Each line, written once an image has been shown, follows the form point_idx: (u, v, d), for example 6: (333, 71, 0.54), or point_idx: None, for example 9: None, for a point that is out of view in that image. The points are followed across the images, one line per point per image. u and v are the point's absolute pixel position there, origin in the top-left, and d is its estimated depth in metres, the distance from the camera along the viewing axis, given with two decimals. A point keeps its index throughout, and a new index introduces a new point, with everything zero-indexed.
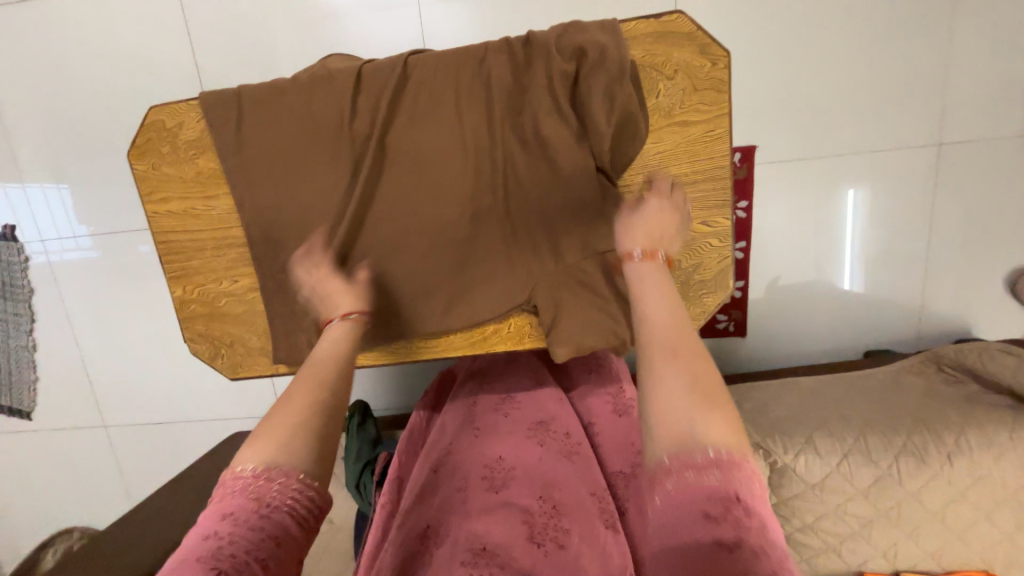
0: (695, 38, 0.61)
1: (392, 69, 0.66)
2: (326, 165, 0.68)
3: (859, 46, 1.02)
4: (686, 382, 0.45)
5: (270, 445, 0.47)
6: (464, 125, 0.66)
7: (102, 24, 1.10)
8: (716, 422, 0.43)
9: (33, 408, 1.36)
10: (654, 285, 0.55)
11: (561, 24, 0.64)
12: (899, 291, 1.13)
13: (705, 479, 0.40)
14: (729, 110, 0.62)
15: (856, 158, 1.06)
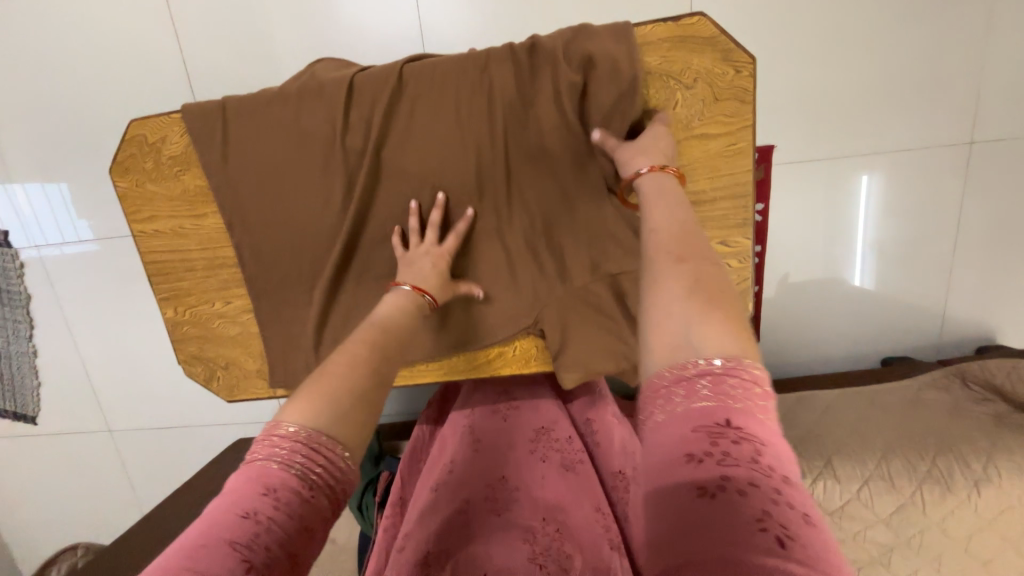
0: (717, 43, 0.56)
1: (386, 77, 0.61)
2: (318, 182, 0.64)
3: (889, 36, 0.95)
4: (688, 290, 0.40)
5: (317, 418, 0.45)
6: (466, 137, 0.61)
7: (86, 20, 1.05)
8: (713, 327, 0.38)
9: (37, 414, 1.35)
10: (662, 191, 0.49)
11: (570, 28, 0.58)
12: (921, 297, 1.08)
13: (696, 404, 0.35)
14: (753, 123, 0.57)
15: (881, 158, 1.01)
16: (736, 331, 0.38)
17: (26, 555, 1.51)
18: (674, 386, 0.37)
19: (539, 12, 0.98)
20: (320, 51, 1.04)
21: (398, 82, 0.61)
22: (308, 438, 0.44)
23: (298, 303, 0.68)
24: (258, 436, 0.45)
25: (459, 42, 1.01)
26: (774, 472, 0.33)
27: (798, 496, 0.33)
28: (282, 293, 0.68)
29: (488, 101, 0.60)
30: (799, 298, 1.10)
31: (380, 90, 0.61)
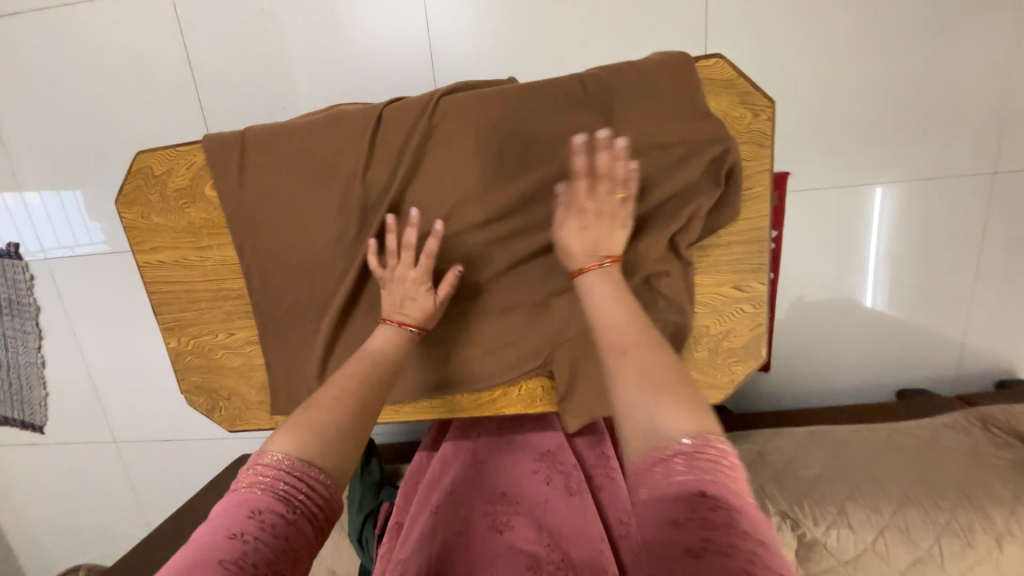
0: (735, 86, 0.57)
1: (415, 111, 0.60)
2: (335, 213, 0.62)
3: (911, 63, 0.92)
4: (639, 375, 0.45)
5: (303, 443, 0.45)
6: (487, 172, 0.60)
7: (98, 38, 1.05)
8: (675, 411, 0.42)
9: (45, 424, 1.36)
10: (610, 289, 0.53)
11: (604, 70, 0.59)
12: (940, 329, 1.06)
13: (673, 478, 0.39)
14: (769, 166, 0.58)
15: (900, 186, 0.98)
16: (699, 410, 0.42)
17: (30, 562, 1.52)
18: (652, 467, 0.40)
19: (552, 33, 0.97)
20: (328, 69, 1.03)
21: (424, 112, 0.60)
22: (291, 461, 0.44)
23: (304, 333, 0.67)
24: (243, 466, 0.45)
25: (469, 63, 1.00)
26: (750, 535, 0.35)
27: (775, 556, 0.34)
28: (289, 323, 0.67)
29: (512, 136, 0.59)
30: (811, 327, 1.08)
31: (406, 120, 0.61)
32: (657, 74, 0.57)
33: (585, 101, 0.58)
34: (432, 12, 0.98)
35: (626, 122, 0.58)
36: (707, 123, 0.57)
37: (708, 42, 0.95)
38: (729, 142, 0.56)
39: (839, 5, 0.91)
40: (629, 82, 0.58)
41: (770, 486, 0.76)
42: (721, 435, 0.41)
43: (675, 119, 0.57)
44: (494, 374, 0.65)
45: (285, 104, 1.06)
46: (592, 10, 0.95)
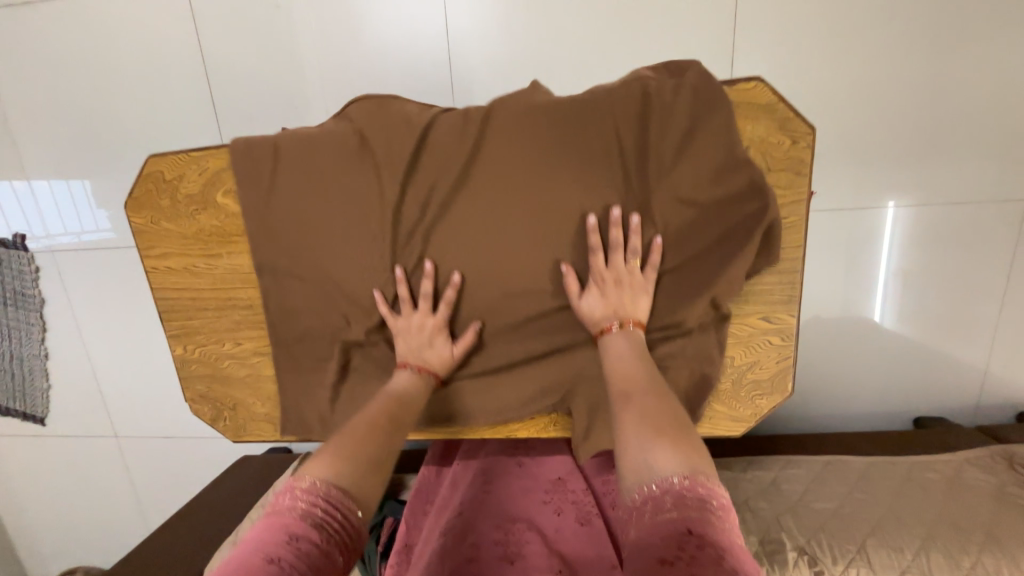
0: (775, 111, 0.55)
1: (452, 139, 0.58)
2: (360, 239, 0.60)
3: (947, 86, 0.90)
4: (639, 417, 0.47)
5: (336, 473, 0.47)
6: (516, 212, 0.58)
7: (111, 29, 1.03)
8: (669, 452, 0.43)
9: (46, 415, 1.35)
10: (632, 348, 0.55)
11: (655, 108, 0.56)
12: (961, 358, 1.03)
13: (661, 517, 0.39)
14: (807, 195, 0.56)
15: (927, 211, 0.95)
16: (692, 451, 0.44)
17: (27, 552, 1.51)
18: (643, 505, 0.41)
19: (573, 41, 0.94)
20: (343, 70, 1.01)
21: (456, 146, 0.58)
22: (327, 491, 0.45)
23: (314, 354, 0.65)
24: (279, 489, 0.45)
25: (487, 68, 0.98)
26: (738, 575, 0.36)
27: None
28: (300, 344, 0.65)
29: (544, 175, 0.57)
30: (826, 350, 1.05)
31: (435, 152, 0.58)
32: (711, 118, 0.55)
33: (624, 145, 0.56)
34: (450, 14, 0.95)
35: (673, 165, 0.55)
36: (748, 178, 0.54)
37: (734, 54, 0.92)
38: (771, 201, 0.54)
39: (875, 22, 0.88)
40: (674, 128, 0.55)
41: (786, 518, 0.75)
42: (714, 477, 0.42)
43: (717, 171, 0.55)
44: (510, 412, 0.64)
45: (297, 102, 1.03)
46: (616, 17, 0.92)
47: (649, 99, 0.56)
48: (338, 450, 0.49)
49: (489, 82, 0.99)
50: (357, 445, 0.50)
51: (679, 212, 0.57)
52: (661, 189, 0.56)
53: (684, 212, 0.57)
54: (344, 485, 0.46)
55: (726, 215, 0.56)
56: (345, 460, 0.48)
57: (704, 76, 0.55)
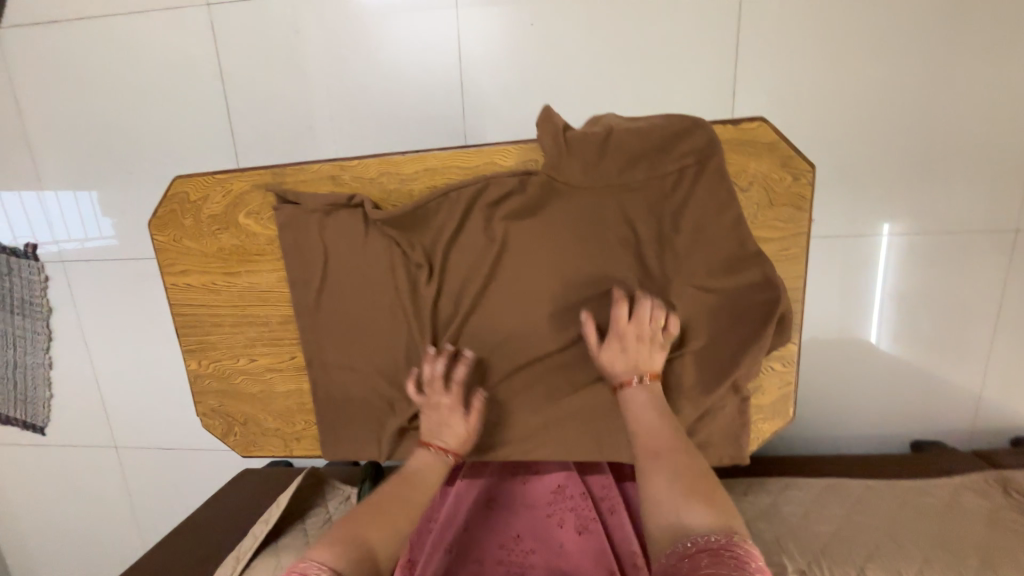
0: (777, 149, 0.60)
1: (490, 226, 0.64)
2: (403, 312, 0.65)
3: (937, 119, 0.94)
4: (672, 477, 0.51)
5: (331, 552, 0.49)
6: (546, 297, 0.64)
7: (133, 48, 1.07)
8: (700, 511, 0.48)
9: (46, 424, 1.35)
10: (650, 402, 0.59)
11: (679, 204, 0.61)
12: (955, 383, 1.05)
13: (697, 571, 0.41)
14: (807, 228, 0.61)
15: (920, 238, 0.99)
16: (721, 511, 0.48)
17: (18, 564, 1.49)
18: (678, 561, 0.44)
19: (580, 68, 0.98)
20: (356, 90, 1.04)
21: (491, 236, 0.64)
22: (318, 568, 0.47)
23: (347, 414, 0.68)
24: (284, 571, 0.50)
25: (496, 92, 1.01)
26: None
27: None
28: (343, 417, 0.68)
29: (570, 264, 0.63)
30: (824, 373, 1.07)
31: (472, 242, 0.64)
32: (728, 215, 0.60)
33: (646, 238, 0.61)
34: (462, 40, 0.99)
35: (691, 256, 0.61)
36: (761, 272, 0.59)
37: (735, 83, 0.96)
38: (781, 294, 0.59)
39: (868, 58, 0.92)
40: (692, 224, 0.61)
41: (787, 541, 0.76)
42: (750, 541, 0.45)
43: (730, 263, 0.60)
44: None
45: (310, 119, 1.06)
46: (623, 46, 0.96)
47: (671, 197, 0.61)
48: (336, 535, 0.52)
49: (497, 105, 1.02)
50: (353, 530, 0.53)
51: (697, 298, 0.61)
52: (679, 279, 0.62)
53: (702, 299, 0.61)
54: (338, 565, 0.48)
55: (742, 302, 0.61)
56: (341, 544, 0.51)
57: (721, 176, 0.59)
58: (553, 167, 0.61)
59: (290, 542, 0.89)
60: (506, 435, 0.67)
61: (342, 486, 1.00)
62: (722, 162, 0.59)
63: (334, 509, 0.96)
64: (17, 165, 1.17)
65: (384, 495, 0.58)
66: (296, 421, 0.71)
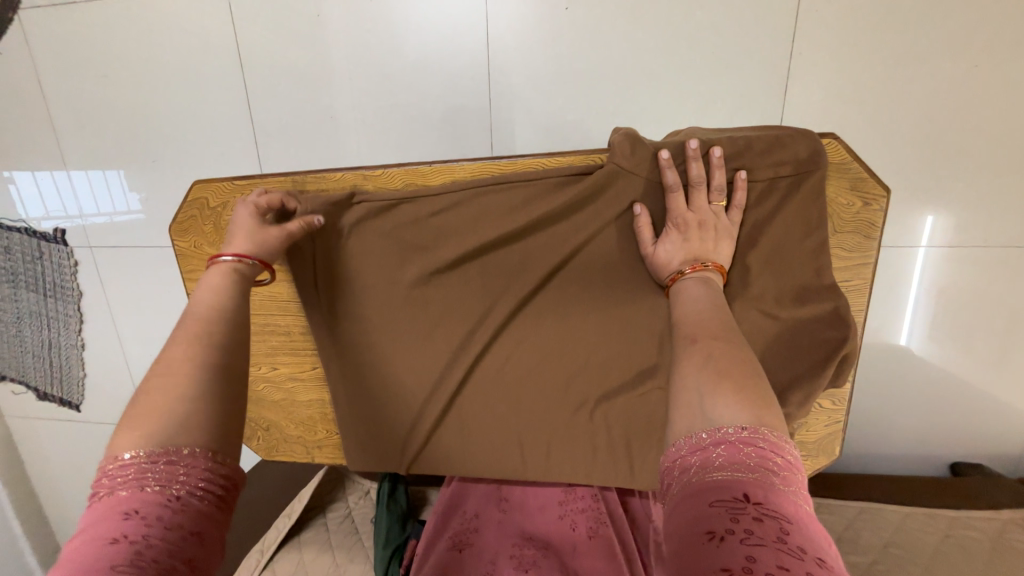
0: (847, 171, 0.54)
1: (522, 222, 0.59)
2: (439, 307, 0.64)
3: (1019, 120, 0.83)
4: (703, 362, 0.44)
5: (153, 425, 0.42)
6: (588, 304, 0.61)
7: (152, 31, 1.04)
8: (729, 403, 0.40)
9: (81, 402, 1.40)
10: (708, 295, 0.50)
11: (760, 216, 0.54)
12: (1008, 407, 0.99)
13: (711, 473, 0.37)
14: (873, 259, 0.57)
15: (985, 251, 0.90)
16: (758, 403, 0.40)
17: (62, 530, 1.58)
18: (690, 455, 0.39)
19: (617, 57, 0.91)
20: (380, 81, 0.99)
21: (523, 236, 0.60)
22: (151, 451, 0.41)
23: (378, 411, 0.68)
24: (95, 478, 0.41)
25: (528, 84, 0.95)
26: (805, 554, 0.33)
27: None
28: (376, 417, 0.68)
29: (608, 284, 0.60)
30: (863, 390, 1.03)
31: (507, 238, 0.60)
32: (808, 239, 0.54)
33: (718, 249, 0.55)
34: (492, 27, 0.93)
35: (758, 279, 0.55)
36: (832, 306, 0.54)
37: (789, 77, 0.87)
38: (851, 333, 0.54)
39: (948, 50, 0.82)
40: (769, 243, 0.54)
41: None
42: (781, 429, 0.40)
43: (798, 292, 0.55)
44: (571, 476, 0.66)
45: (333, 111, 1.03)
46: (664, 36, 0.89)
47: (750, 210, 0.54)
48: (156, 401, 0.43)
49: (524, 98, 0.96)
50: (171, 388, 0.44)
51: (757, 324, 0.56)
52: (745, 302, 0.55)
53: (760, 328, 0.56)
54: (174, 430, 0.42)
55: (802, 336, 0.56)
56: (157, 415, 0.42)
57: (815, 197, 0.53)
58: (596, 182, 0.56)
59: (313, 538, 0.91)
60: (539, 436, 0.65)
61: (362, 480, 1.01)
62: (823, 179, 0.53)
63: (354, 504, 0.97)
64: (43, 150, 1.17)
65: (184, 345, 0.47)
66: (318, 431, 0.76)
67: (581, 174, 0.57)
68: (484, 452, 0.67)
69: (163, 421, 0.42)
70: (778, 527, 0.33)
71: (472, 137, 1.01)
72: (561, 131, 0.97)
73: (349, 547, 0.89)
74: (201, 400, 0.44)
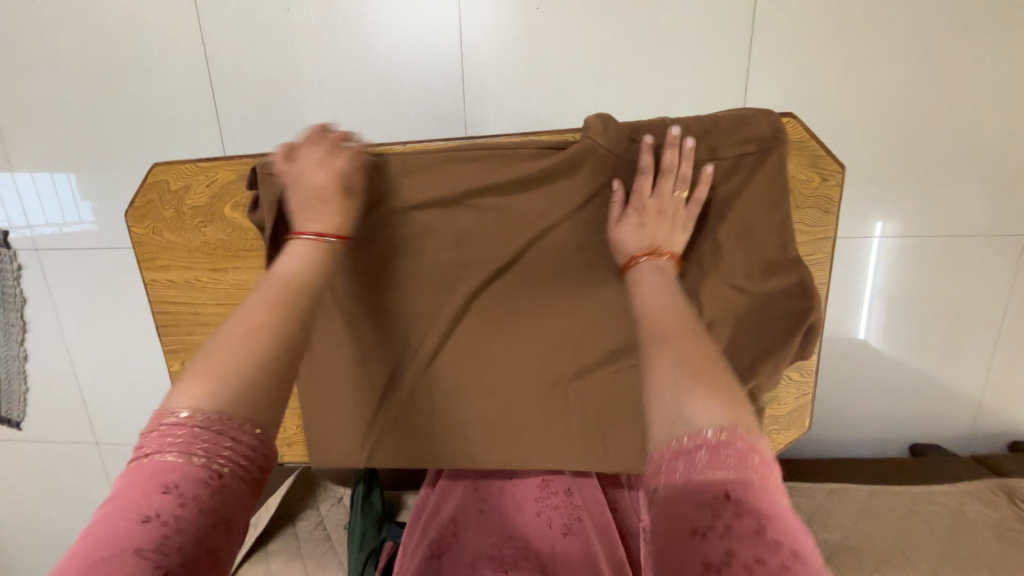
0: (806, 149, 0.57)
1: (503, 195, 0.60)
2: (413, 279, 0.62)
3: (953, 119, 0.91)
4: (674, 366, 0.42)
5: (212, 390, 0.40)
6: (565, 280, 0.61)
7: (109, 24, 0.99)
8: (711, 403, 0.39)
9: (22, 419, 1.29)
10: (660, 282, 0.52)
11: (729, 191, 0.56)
12: (960, 387, 1.04)
13: (696, 475, 0.36)
14: (832, 233, 0.60)
15: (931, 241, 0.97)
16: (734, 403, 0.40)
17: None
18: (673, 460, 0.38)
19: (586, 57, 0.94)
20: (353, 77, 0.98)
21: (504, 208, 0.60)
22: (205, 418, 0.39)
23: (346, 390, 0.65)
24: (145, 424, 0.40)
25: (501, 83, 0.97)
26: (780, 547, 0.33)
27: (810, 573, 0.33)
28: (343, 398, 0.66)
29: (585, 262, 0.61)
30: (829, 377, 1.06)
31: (487, 210, 0.60)
32: (775, 214, 0.56)
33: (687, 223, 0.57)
34: (465, 25, 0.94)
35: (727, 254, 0.57)
36: (797, 278, 0.56)
37: (749, 78, 0.92)
38: (815, 304, 0.56)
39: (890, 53, 0.89)
40: (736, 218, 0.57)
41: None
42: (756, 429, 0.39)
43: (766, 266, 0.57)
44: (544, 456, 0.65)
45: (304, 108, 1.01)
46: (630, 37, 0.92)
47: (719, 185, 0.56)
48: (220, 361, 0.42)
49: (498, 95, 0.97)
50: (242, 349, 0.43)
51: (727, 297, 0.58)
52: (714, 276, 0.57)
53: (730, 302, 0.58)
54: (229, 407, 0.40)
55: (771, 309, 0.58)
56: (223, 376, 0.41)
57: (778, 173, 0.56)
58: (573, 155, 0.57)
59: (282, 548, 0.86)
60: (515, 413, 0.64)
61: (335, 487, 0.96)
62: (785, 155, 0.55)
63: (326, 512, 0.92)
64: None
65: (265, 310, 0.46)
66: (288, 427, 0.73)
67: (559, 147, 0.58)
68: (458, 437, 0.66)
69: (226, 380, 0.41)
70: (757, 524, 0.34)
71: (446, 132, 1.01)
72: (534, 127, 0.99)
73: (322, 555, 0.85)
74: (266, 373, 0.43)
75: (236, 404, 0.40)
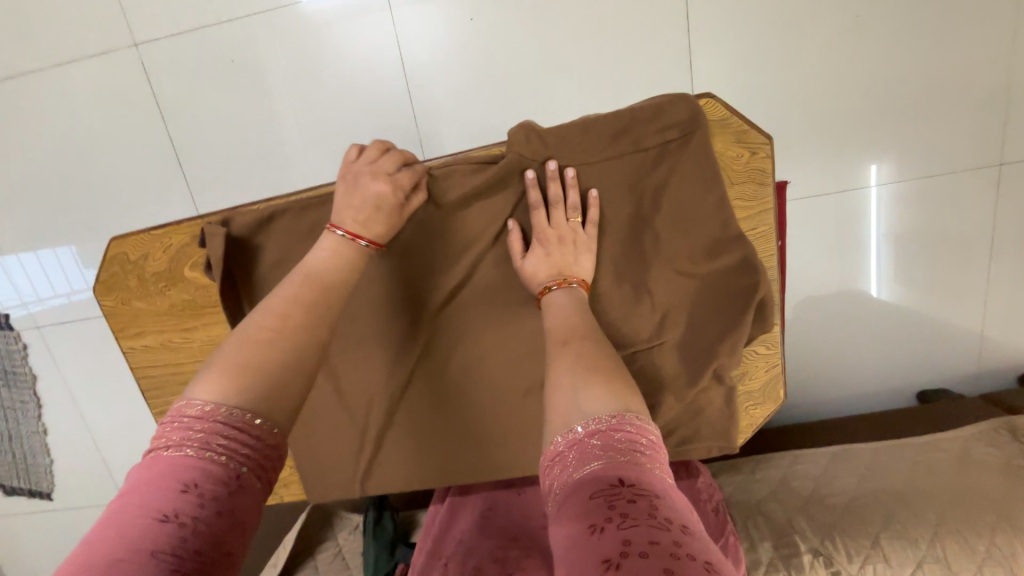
0: (730, 125, 0.57)
1: (447, 214, 0.60)
2: (375, 309, 0.63)
3: (905, 60, 0.89)
4: (574, 360, 0.46)
5: (243, 387, 0.44)
6: (519, 289, 0.62)
7: (69, 103, 1.03)
8: (598, 393, 0.42)
9: (51, 490, 1.34)
10: (572, 305, 0.53)
11: (661, 177, 0.56)
12: (958, 326, 1.02)
13: (587, 467, 0.37)
14: (772, 204, 0.60)
15: (903, 185, 0.95)
16: (624, 391, 0.43)
17: None
18: (567, 451, 0.39)
19: (528, 58, 0.94)
20: (306, 115, 1.00)
21: (450, 227, 0.61)
22: (229, 414, 0.42)
23: (331, 424, 0.67)
24: (164, 419, 0.42)
25: (450, 99, 0.98)
26: (671, 524, 0.34)
27: (701, 546, 0.33)
28: (328, 433, 0.67)
29: None
30: (822, 337, 1.05)
31: (434, 231, 0.61)
32: (709, 194, 0.56)
33: (620, 218, 0.58)
34: (406, 47, 0.95)
35: (668, 241, 0.58)
36: (741, 255, 0.57)
37: (693, 52, 0.91)
38: (761, 279, 0.56)
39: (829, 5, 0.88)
40: (670, 204, 0.57)
41: (799, 519, 0.79)
42: (644, 414, 0.42)
43: (710, 247, 0.57)
44: (530, 461, 0.66)
45: (264, 153, 1.03)
46: (567, 32, 0.92)
47: (647, 176, 0.57)
48: (245, 363, 0.45)
49: (448, 109, 0.98)
50: (273, 348, 0.47)
51: (676, 283, 0.58)
52: (659, 264, 0.58)
53: (678, 287, 0.58)
54: (266, 398, 0.44)
55: (720, 289, 0.58)
56: (252, 374, 0.45)
57: (703, 155, 0.55)
58: (500, 171, 0.57)
59: None
60: (495, 422, 0.66)
61: (350, 515, 0.98)
62: (706, 136, 0.55)
63: (344, 541, 0.95)
64: None
65: (286, 311, 0.49)
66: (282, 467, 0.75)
67: (488, 163, 0.58)
68: (446, 452, 0.67)
69: (251, 379, 0.44)
70: (648, 506, 0.34)
71: None
72: (489, 134, 1.00)
73: None
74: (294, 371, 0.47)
75: (269, 403, 0.44)
